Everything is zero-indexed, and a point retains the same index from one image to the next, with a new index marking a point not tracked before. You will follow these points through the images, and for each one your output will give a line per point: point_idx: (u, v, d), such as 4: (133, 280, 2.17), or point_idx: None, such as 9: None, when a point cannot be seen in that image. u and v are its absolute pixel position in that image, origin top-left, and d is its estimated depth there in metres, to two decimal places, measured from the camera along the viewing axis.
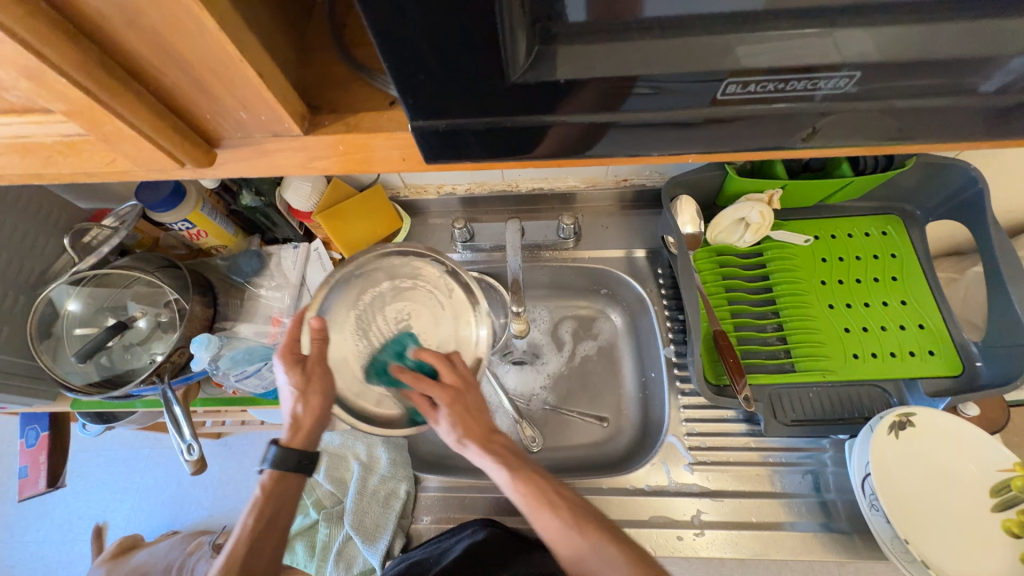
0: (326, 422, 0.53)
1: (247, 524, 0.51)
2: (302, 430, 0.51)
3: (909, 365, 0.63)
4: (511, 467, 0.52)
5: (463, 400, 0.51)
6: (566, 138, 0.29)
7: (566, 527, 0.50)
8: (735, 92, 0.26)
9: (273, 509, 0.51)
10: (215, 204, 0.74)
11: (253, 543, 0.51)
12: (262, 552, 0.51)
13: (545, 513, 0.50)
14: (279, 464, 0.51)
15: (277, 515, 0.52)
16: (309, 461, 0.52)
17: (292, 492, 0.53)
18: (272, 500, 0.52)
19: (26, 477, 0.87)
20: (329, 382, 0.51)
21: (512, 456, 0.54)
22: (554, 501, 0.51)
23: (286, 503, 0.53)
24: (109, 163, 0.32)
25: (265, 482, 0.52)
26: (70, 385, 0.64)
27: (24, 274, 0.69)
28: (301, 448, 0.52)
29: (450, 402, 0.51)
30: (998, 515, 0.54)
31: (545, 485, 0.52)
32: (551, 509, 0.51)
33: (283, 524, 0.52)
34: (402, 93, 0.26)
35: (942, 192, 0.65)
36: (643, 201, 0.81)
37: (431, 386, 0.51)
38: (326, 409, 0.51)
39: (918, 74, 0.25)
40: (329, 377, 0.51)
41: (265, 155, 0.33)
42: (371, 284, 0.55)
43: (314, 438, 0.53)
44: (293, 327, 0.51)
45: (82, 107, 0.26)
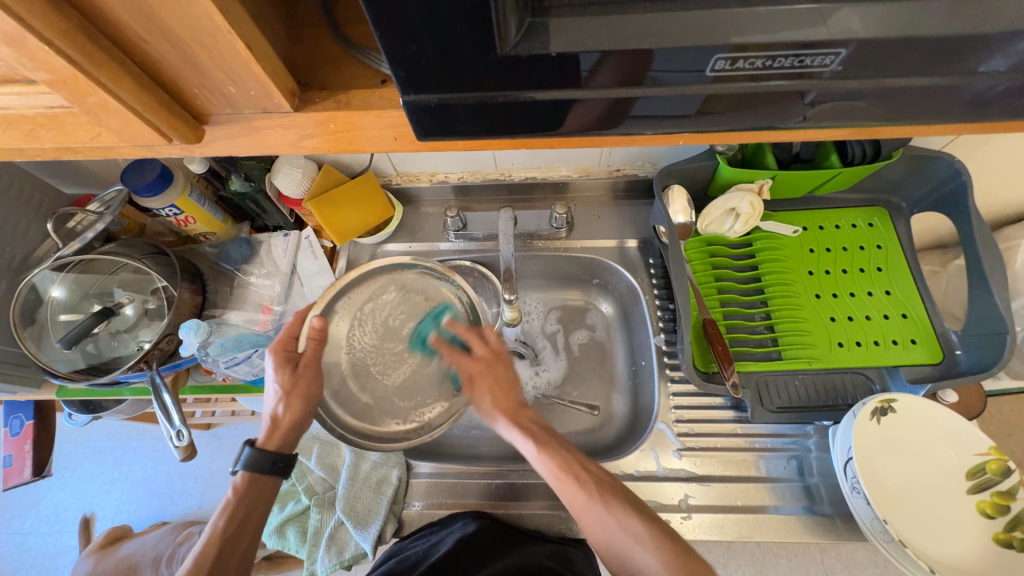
0: (305, 426, 0.55)
1: (218, 526, 0.50)
2: (280, 428, 0.53)
3: (891, 353, 0.64)
4: (535, 441, 0.54)
5: (496, 370, 0.57)
6: (559, 116, 0.30)
7: (590, 502, 0.50)
8: (724, 69, 0.27)
9: (243, 509, 0.51)
10: (203, 189, 0.73)
11: (221, 545, 0.49)
12: (232, 555, 0.50)
13: (570, 485, 0.51)
14: (252, 465, 0.52)
15: (248, 516, 0.51)
16: (283, 464, 0.53)
17: (264, 494, 0.53)
18: (244, 499, 0.51)
19: (12, 466, 0.86)
20: (317, 387, 0.54)
21: (538, 434, 0.55)
22: (578, 475, 0.52)
23: (260, 504, 0.52)
24: (94, 138, 0.31)
25: (238, 482, 0.52)
26: (55, 372, 0.63)
27: (7, 259, 0.67)
28: (276, 449, 0.53)
29: (482, 373, 0.56)
30: (974, 497, 0.56)
31: (568, 460, 0.53)
32: (577, 483, 0.51)
33: (254, 526, 0.51)
34: (393, 67, 0.26)
35: (928, 184, 0.66)
36: (636, 191, 0.82)
37: (463, 358, 0.56)
38: (306, 411, 0.53)
39: (905, 54, 0.26)
40: (317, 382, 0.54)
41: (254, 133, 0.33)
42: (379, 293, 0.58)
43: (290, 439, 0.54)
44: (290, 327, 0.56)
45: (65, 77, 0.25)
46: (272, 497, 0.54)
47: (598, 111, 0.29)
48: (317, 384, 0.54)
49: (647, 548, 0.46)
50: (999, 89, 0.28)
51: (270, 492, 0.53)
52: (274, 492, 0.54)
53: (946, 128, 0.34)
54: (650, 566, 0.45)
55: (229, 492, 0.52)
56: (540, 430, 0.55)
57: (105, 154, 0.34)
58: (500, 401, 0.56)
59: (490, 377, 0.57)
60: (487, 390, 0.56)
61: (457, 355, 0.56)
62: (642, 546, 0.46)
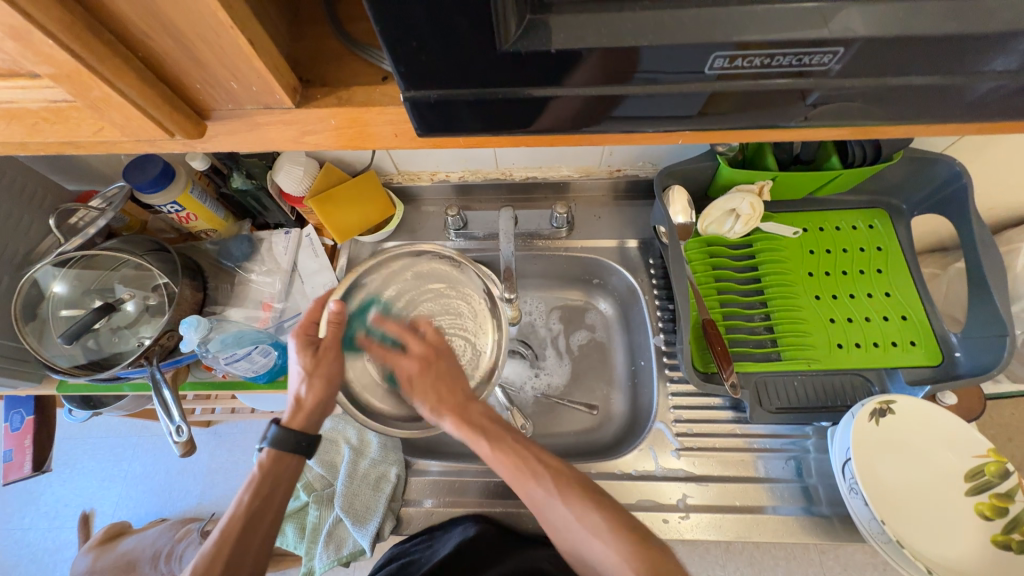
0: (328, 407, 0.55)
1: (243, 502, 0.50)
2: (304, 409, 0.53)
3: (890, 355, 0.64)
4: (488, 438, 0.56)
5: (431, 368, 0.57)
6: (559, 112, 0.30)
7: (551, 498, 0.52)
8: (723, 66, 0.27)
9: (267, 487, 0.51)
10: (204, 186, 0.73)
11: (244, 523, 0.50)
12: (255, 531, 0.50)
13: (529, 483, 0.53)
14: (279, 443, 0.52)
15: (272, 495, 0.51)
16: (307, 444, 0.53)
17: (288, 474, 0.52)
18: (268, 477, 0.51)
19: (12, 461, 0.86)
20: (338, 369, 0.55)
21: (490, 429, 0.56)
22: (535, 471, 0.53)
23: (284, 483, 0.52)
24: (97, 132, 0.31)
25: (262, 460, 0.52)
26: (57, 367, 0.64)
27: (9, 254, 0.68)
28: (300, 430, 0.53)
29: (421, 371, 0.57)
30: (972, 499, 0.56)
31: (525, 455, 0.55)
32: (537, 481, 0.53)
33: (278, 505, 0.51)
34: (395, 64, 0.26)
35: (928, 185, 0.67)
36: (636, 191, 0.82)
37: (400, 357, 0.58)
38: (329, 392, 0.54)
39: (904, 52, 0.26)
40: (338, 363, 0.56)
41: (256, 128, 0.33)
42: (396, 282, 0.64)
43: (314, 419, 0.54)
44: (313, 312, 0.58)
45: (69, 70, 0.26)
46: (296, 476, 0.54)
47: (600, 109, 0.30)
48: (339, 365, 0.55)
49: (606, 541, 0.48)
50: (997, 89, 0.28)
51: (296, 471, 0.53)
52: (298, 472, 0.53)
53: (947, 128, 0.34)
54: (607, 558, 0.48)
55: (255, 467, 0.52)
56: (492, 427, 0.57)
57: (108, 148, 0.34)
58: (443, 396, 0.57)
59: (429, 371, 0.58)
60: (425, 387, 0.57)
61: (393, 356, 0.58)
62: (601, 539, 0.49)
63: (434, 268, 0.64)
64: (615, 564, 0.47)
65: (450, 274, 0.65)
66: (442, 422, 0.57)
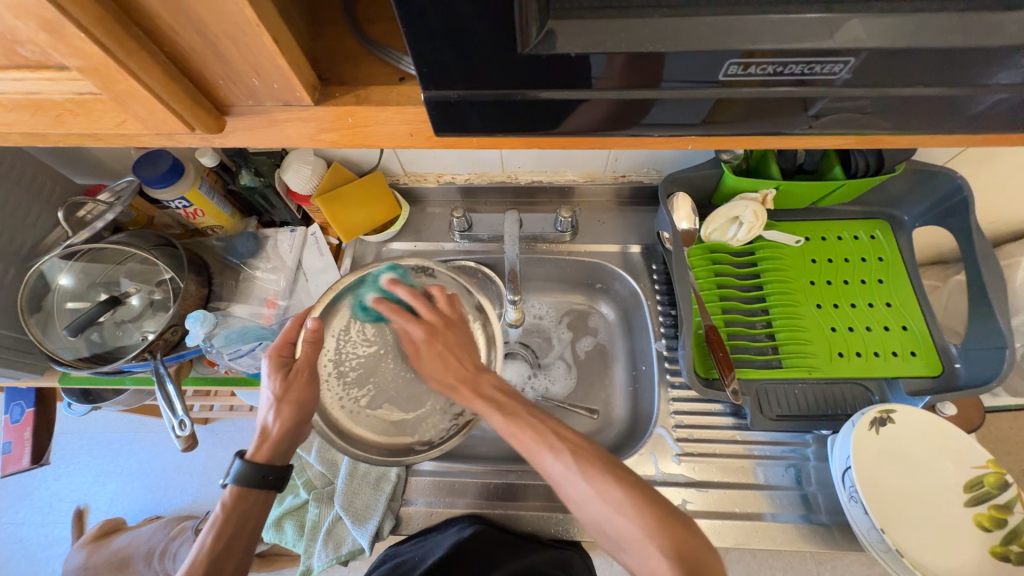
0: (299, 435, 0.54)
1: (206, 544, 0.49)
2: (269, 438, 0.53)
3: (891, 365, 0.65)
4: (502, 410, 0.52)
5: (443, 334, 0.55)
6: (573, 113, 0.30)
7: (569, 470, 0.48)
8: (737, 73, 0.27)
9: (232, 526, 0.50)
10: (212, 183, 0.73)
11: (209, 565, 0.48)
12: (222, 572, 0.48)
13: (547, 457, 0.49)
14: (242, 480, 0.51)
15: (239, 531, 0.50)
16: (273, 478, 0.52)
17: (255, 509, 0.51)
18: (232, 517, 0.50)
19: (10, 453, 0.86)
20: (308, 394, 0.53)
21: (505, 403, 0.53)
22: (554, 445, 0.50)
23: (250, 518, 0.51)
24: (119, 124, 0.32)
25: (226, 497, 0.51)
26: (60, 359, 0.64)
27: (17, 245, 0.68)
28: (265, 462, 0.52)
29: (427, 335, 0.55)
30: (971, 510, 0.56)
31: (543, 432, 0.51)
32: (554, 454, 0.49)
33: (246, 541, 0.50)
34: (418, 64, 0.27)
35: (929, 198, 0.67)
36: (640, 198, 0.83)
37: (409, 320, 0.55)
38: (298, 420, 0.52)
39: (913, 62, 0.27)
40: (310, 388, 0.53)
41: (274, 125, 0.33)
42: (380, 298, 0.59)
43: (280, 450, 0.53)
44: (286, 332, 0.55)
45: (98, 63, 0.26)
46: (264, 510, 0.52)
47: (615, 112, 0.30)
48: (310, 391, 0.53)
49: (628, 517, 0.45)
50: (1000, 101, 0.29)
51: (263, 506, 0.52)
52: (265, 507, 0.52)
53: (953, 139, 0.35)
54: (627, 531, 0.45)
55: (219, 507, 0.50)
56: (507, 402, 0.53)
57: (127, 141, 0.34)
58: (448, 365, 0.55)
59: (436, 338, 0.55)
60: (432, 357, 0.55)
61: (401, 313, 0.56)
62: (622, 514, 0.45)
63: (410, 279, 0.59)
64: (638, 540, 0.44)
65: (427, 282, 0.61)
66: (453, 394, 0.54)
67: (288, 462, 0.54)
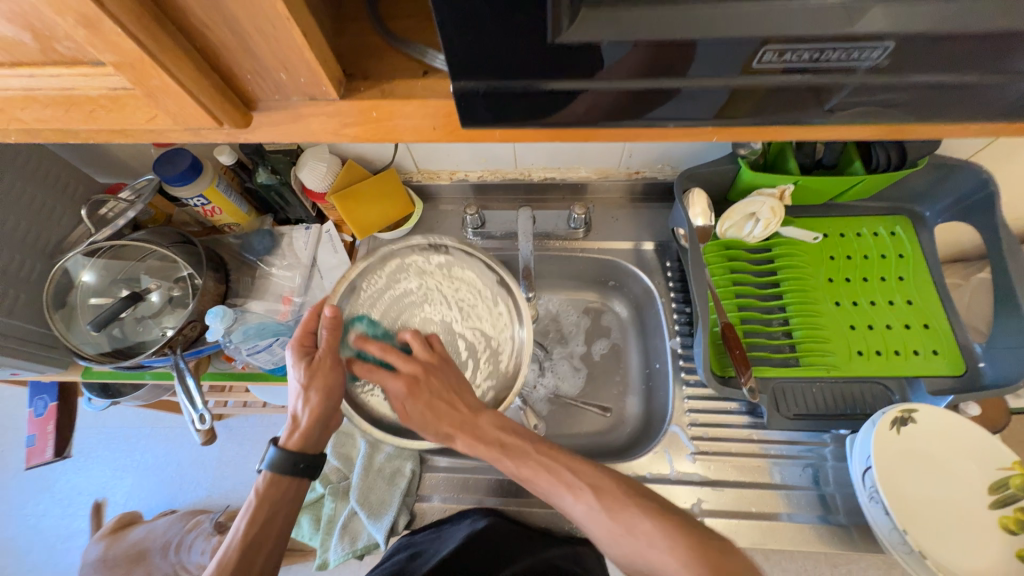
0: (331, 421, 0.54)
1: (240, 531, 0.50)
2: (301, 428, 0.53)
3: (912, 364, 0.64)
4: (508, 454, 0.52)
5: (425, 382, 0.51)
6: (599, 105, 0.30)
7: (592, 510, 0.48)
8: (770, 61, 0.27)
9: (264, 514, 0.50)
10: (229, 181, 0.74)
11: (241, 555, 0.49)
12: (255, 559, 0.49)
13: (565, 498, 0.49)
14: (276, 466, 0.52)
15: (271, 519, 0.51)
16: (304, 465, 0.53)
17: (287, 496, 0.52)
18: (265, 505, 0.51)
19: (34, 446, 0.89)
20: (335, 380, 0.52)
21: (508, 445, 0.53)
22: (572, 485, 0.50)
23: (282, 508, 0.52)
24: (150, 120, 0.32)
25: (260, 484, 0.52)
26: (83, 353, 0.65)
27: (42, 242, 0.70)
28: (298, 450, 0.52)
29: (410, 390, 0.51)
30: (996, 512, 0.55)
31: (555, 470, 0.51)
32: (573, 495, 0.49)
33: (277, 530, 0.51)
34: (446, 55, 0.27)
35: (953, 193, 0.66)
36: (654, 195, 0.82)
37: (385, 375, 0.51)
38: (327, 407, 0.52)
39: (951, 48, 0.26)
40: (336, 374, 0.52)
41: (299, 119, 0.34)
42: (399, 279, 0.59)
43: (311, 438, 0.53)
44: (307, 321, 0.54)
45: (133, 59, 0.27)
46: (296, 497, 0.53)
47: (643, 104, 0.30)
48: (336, 377, 0.52)
49: (662, 549, 0.44)
50: None
51: (295, 494, 0.53)
52: (297, 495, 0.53)
53: (981, 130, 0.34)
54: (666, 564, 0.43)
55: (253, 495, 0.51)
56: (510, 443, 0.53)
57: (155, 137, 0.35)
58: (440, 414, 0.52)
59: (421, 392, 0.51)
60: (419, 408, 0.51)
61: (376, 371, 0.52)
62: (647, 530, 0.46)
63: (421, 260, 0.60)
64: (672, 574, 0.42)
65: (443, 257, 0.61)
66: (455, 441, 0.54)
67: (321, 451, 0.55)
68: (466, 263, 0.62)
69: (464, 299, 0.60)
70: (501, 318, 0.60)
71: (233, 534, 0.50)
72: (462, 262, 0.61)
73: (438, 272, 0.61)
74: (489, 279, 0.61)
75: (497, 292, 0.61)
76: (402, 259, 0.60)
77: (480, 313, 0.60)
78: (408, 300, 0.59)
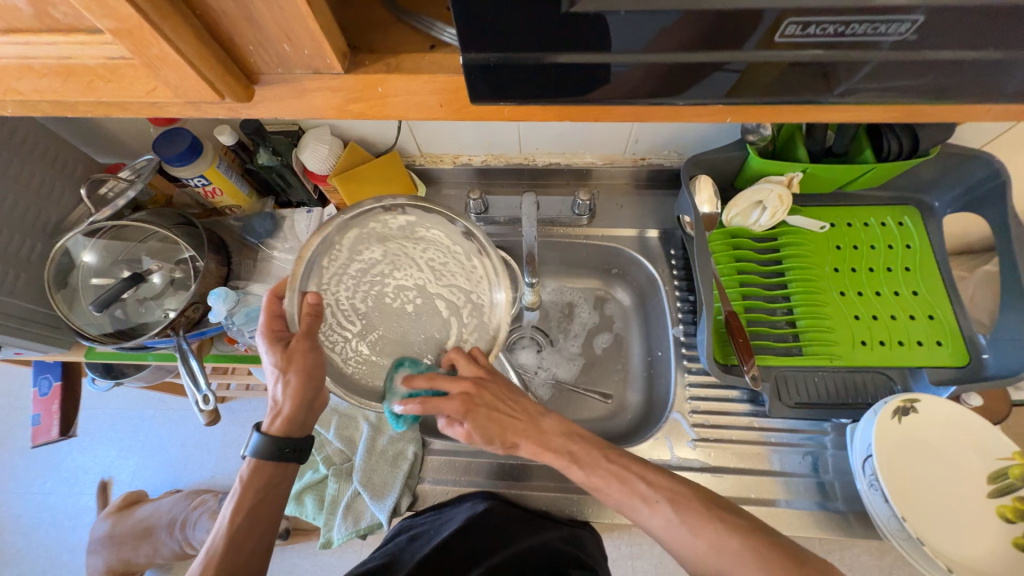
0: (314, 403, 0.53)
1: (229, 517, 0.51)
2: (283, 414, 0.52)
3: (915, 354, 0.63)
4: (577, 462, 0.54)
5: (480, 393, 0.53)
6: (611, 80, 0.29)
7: (670, 524, 0.48)
8: (794, 34, 0.26)
9: (252, 498, 0.51)
10: (230, 162, 0.73)
11: (232, 538, 0.50)
12: (245, 543, 0.50)
13: (643, 512, 0.50)
14: (261, 452, 0.52)
15: (259, 504, 0.52)
16: (290, 450, 0.53)
17: (274, 481, 0.53)
18: (251, 490, 0.51)
19: (39, 425, 0.89)
20: (311, 363, 0.50)
21: (577, 453, 0.54)
22: (647, 497, 0.50)
23: (270, 491, 0.52)
24: (150, 92, 0.32)
25: (245, 470, 0.52)
26: (86, 334, 0.65)
27: (42, 221, 0.69)
28: (282, 434, 0.53)
29: (467, 408, 0.53)
30: (994, 501, 0.55)
31: (627, 480, 0.52)
32: (649, 507, 0.50)
33: (265, 515, 0.52)
34: (457, 24, 0.26)
35: (963, 183, 0.65)
36: (659, 181, 0.81)
37: (443, 401, 0.51)
38: (307, 390, 0.51)
39: (979, 23, 0.25)
40: (312, 357, 0.50)
41: (302, 94, 0.33)
42: (358, 250, 0.53)
43: (294, 422, 0.53)
44: (269, 307, 0.52)
45: (132, 26, 0.26)
46: (282, 480, 0.54)
47: (656, 80, 0.30)
48: (315, 359, 0.50)
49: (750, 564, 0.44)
50: None
51: (282, 477, 0.54)
52: (284, 477, 0.54)
53: (1005, 113, 0.33)
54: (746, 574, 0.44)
55: (240, 481, 0.52)
56: (577, 450, 0.54)
57: (156, 110, 0.34)
58: (502, 425, 0.55)
59: (475, 408, 0.53)
60: (478, 420, 0.54)
61: (432, 404, 0.51)
62: (681, 528, 0.48)
63: (379, 224, 0.54)
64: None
65: (404, 216, 0.55)
66: (509, 448, 0.55)
67: (307, 433, 0.55)
68: (429, 221, 0.56)
69: (436, 260, 0.56)
70: (476, 276, 0.57)
71: (223, 518, 0.51)
72: (427, 219, 0.56)
73: (400, 235, 0.55)
74: (458, 235, 0.57)
75: (467, 249, 0.57)
76: (358, 227, 0.53)
77: (455, 272, 0.57)
78: (375, 271, 0.54)
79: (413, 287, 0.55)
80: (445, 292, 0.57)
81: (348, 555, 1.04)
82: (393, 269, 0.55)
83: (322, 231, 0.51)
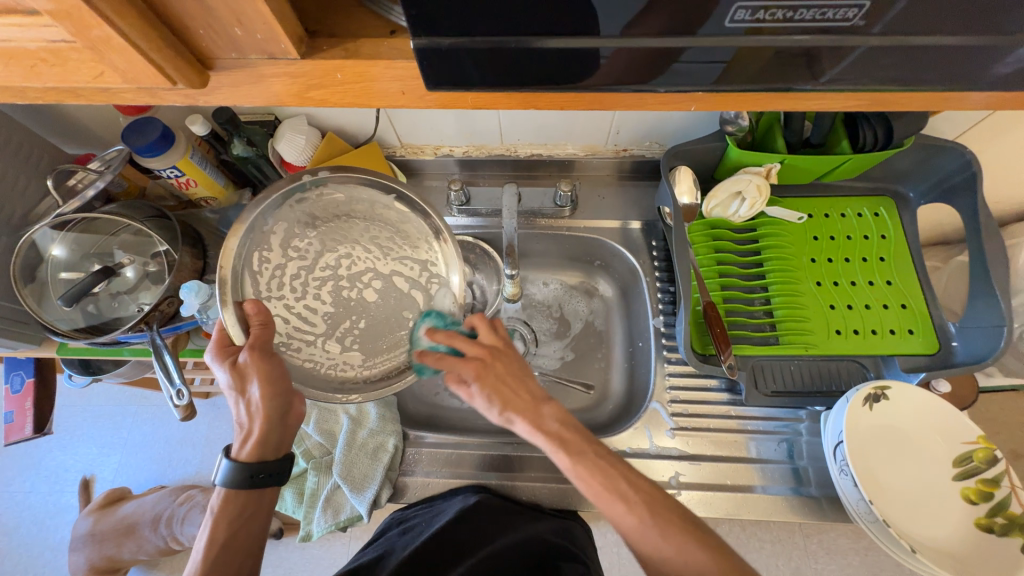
0: (286, 420, 0.51)
1: (202, 553, 0.49)
2: (251, 437, 0.50)
3: (888, 343, 0.65)
4: (566, 449, 0.49)
5: (497, 359, 0.52)
6: (570, 63, 0.29)
7: (643, 525, 0.46)
8: (744, 19, 0.26)
9: (224, 530, 0.50)
10: (204, 153, 0.72)
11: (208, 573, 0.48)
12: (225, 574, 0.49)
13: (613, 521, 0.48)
14: (229, 480, 0.50)
15: (233, 535, 0.50)
16: (262, 475, 0.51)
17: (248, 508, 0.51)
18: (223, 522, 0.50)
19: (11, 423, 0.86)
20: (271, 377, 0.48)
21: (569, 441, 0.50)
22: (626, 495, 0.47)
23: (244, 520, 0.51)
24: (97, 77, 0.31)
25: (218, 500, 0.50)
26: (57, 329, 0.64)
27: (6, 214, 0.67)
28: (253, 459, 0.50)
29: (479, 373, 0.51)
30: (959, 483, 0.57)
31: (612, 477, 0.48)
32: (626, 506, 0.47)
33: (241, 543, 0.51)
34: (405, 7, 0.25)
35: (935, 175, 0.66)
36: (642, 173, 0.81)
37: (457, 361, 0.51)
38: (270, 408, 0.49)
39: (928, 8, 0.25)
40: (274, 370, 0.48)
41: (260, 81, 0.32)
42: (292, 241, 0.53)
43: (264, 446, 0.51)
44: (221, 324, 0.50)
45: (69, 6, 0.25)
46: (255, 508, 0.52)
47: (624, 64, 0.29)
48: (272, 372, 0.48)
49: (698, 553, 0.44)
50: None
51: (256, 505, 0.52)
52: (259, 500, 0.52)
53: (970, 100, 0.33)
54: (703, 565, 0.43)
55: (211, 513, 0.51)
56: (570, 437, 0.50)
57: (108, 97, 0.33)
58: (507, 397, 0.51)
59: (487, 374, 0.51)
60: (493, 383, 0.51)
61: (447, 360, 0.52)
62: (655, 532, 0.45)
63: (310, 210, 0.54)
64: None
65: (328, 198, 0.54)
66: (514, 425, 0.51)
67: (281, 454, 0.52)
68: (359, 196, 0.55)
69: (378, 236, 0.57)
70: (421, 241, 0.58)
71: (197, 554, 0.50)
72: (353, 198, 0.55)
73: (333, 218, 0.55)
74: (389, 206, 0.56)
75: (404, 217, 0.57)
76: (285, 217, 0.52)
77: (400, 242, 0.58)
78: (320, 262, 0.54)
79: (364, 269, 0.56)
80: (398, 266, 0.58)
81: (337, 548, 1.04)
82: (336, 255, 0.55)
83: (241, 233, 0.49)
